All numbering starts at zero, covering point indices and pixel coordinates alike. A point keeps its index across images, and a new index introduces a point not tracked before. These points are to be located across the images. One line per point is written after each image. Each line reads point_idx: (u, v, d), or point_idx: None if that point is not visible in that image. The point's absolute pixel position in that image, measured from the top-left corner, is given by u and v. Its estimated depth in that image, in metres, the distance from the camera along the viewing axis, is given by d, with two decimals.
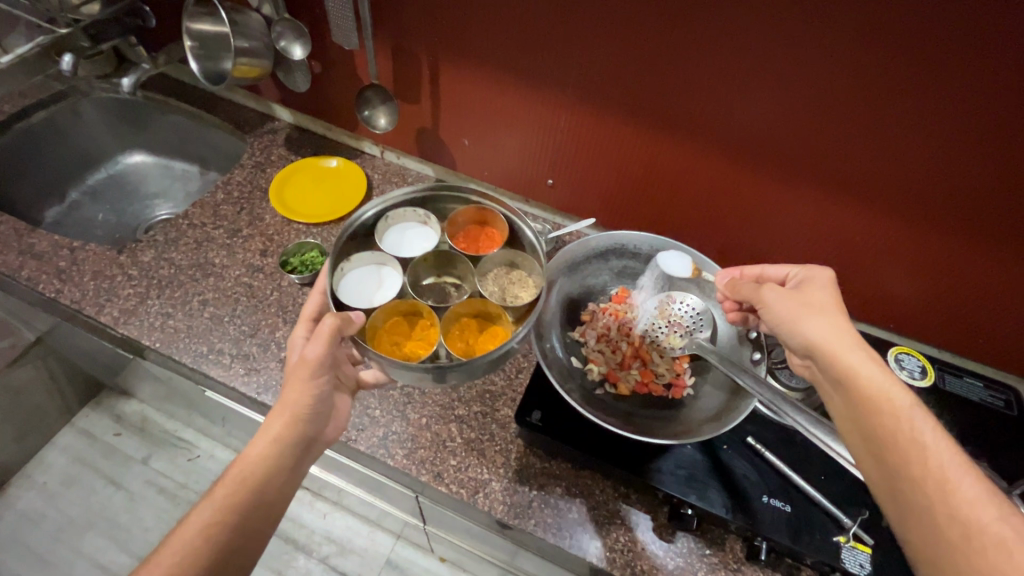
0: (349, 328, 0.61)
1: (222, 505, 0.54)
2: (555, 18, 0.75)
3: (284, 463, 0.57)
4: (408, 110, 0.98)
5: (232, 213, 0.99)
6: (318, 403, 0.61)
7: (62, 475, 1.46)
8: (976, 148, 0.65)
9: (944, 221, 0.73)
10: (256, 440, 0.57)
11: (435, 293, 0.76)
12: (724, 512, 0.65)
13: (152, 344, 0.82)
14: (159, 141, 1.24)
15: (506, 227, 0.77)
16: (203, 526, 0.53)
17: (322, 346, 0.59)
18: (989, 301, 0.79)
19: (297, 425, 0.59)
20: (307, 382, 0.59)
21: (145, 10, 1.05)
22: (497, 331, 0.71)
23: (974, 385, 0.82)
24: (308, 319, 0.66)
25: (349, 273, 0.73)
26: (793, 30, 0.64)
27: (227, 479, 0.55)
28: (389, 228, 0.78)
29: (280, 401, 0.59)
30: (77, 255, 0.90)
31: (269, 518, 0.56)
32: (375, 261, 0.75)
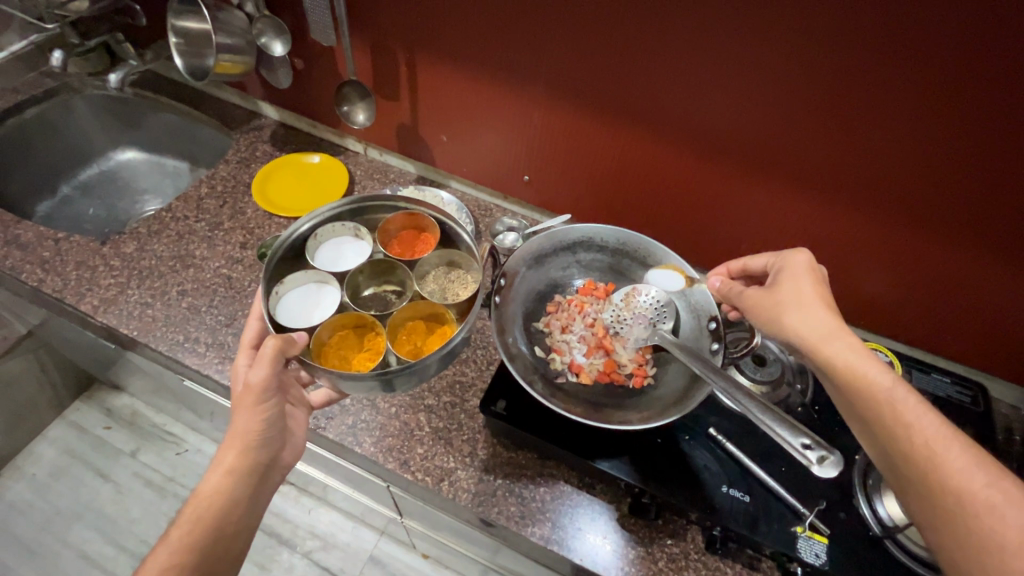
0: (292, 349, 0.58)
1: (180, 543, 0.55)
2: (524, 16, 0.77)
3: (238, 496, 0.58)
4: (388, 107, 1.00)
5: (215, 207, 1.01)
6: (268, 428, 0.60)
7: (52, 467, 1.47)
8: (938, 142, 0.66)
9: (921, 219, 0.74)
10: (210, 474, 0.57)
11: (377, 303, 0.78)
12: (683, 501, 0.66)
13: (129, 333, 0.84)
14: (149, 138, 1.27)
15: (439, 229, 0.79)
16: (162, 567, 0.54)
17: (264, 371, 0.57)
18: (964, 301, 0.79)
19: (249, 454, 0.59)
20: (253, 410, 0.58)
21: (135, 9, 1.08)
22: (444, 331, 0.73)
23: (941, 381, 0.83)
24: (251, 345, 0.68)
25: (285, 296, 0.71)
26: (752, 25, 0.65)
27: (184, 519, 0.57)
28: (320, 245, 0.78)
29: (229, 430, 0.58)
30: (61, 246, 0.92)
31: (232, 550, 0.58)
32: (313, 280, 0.74)
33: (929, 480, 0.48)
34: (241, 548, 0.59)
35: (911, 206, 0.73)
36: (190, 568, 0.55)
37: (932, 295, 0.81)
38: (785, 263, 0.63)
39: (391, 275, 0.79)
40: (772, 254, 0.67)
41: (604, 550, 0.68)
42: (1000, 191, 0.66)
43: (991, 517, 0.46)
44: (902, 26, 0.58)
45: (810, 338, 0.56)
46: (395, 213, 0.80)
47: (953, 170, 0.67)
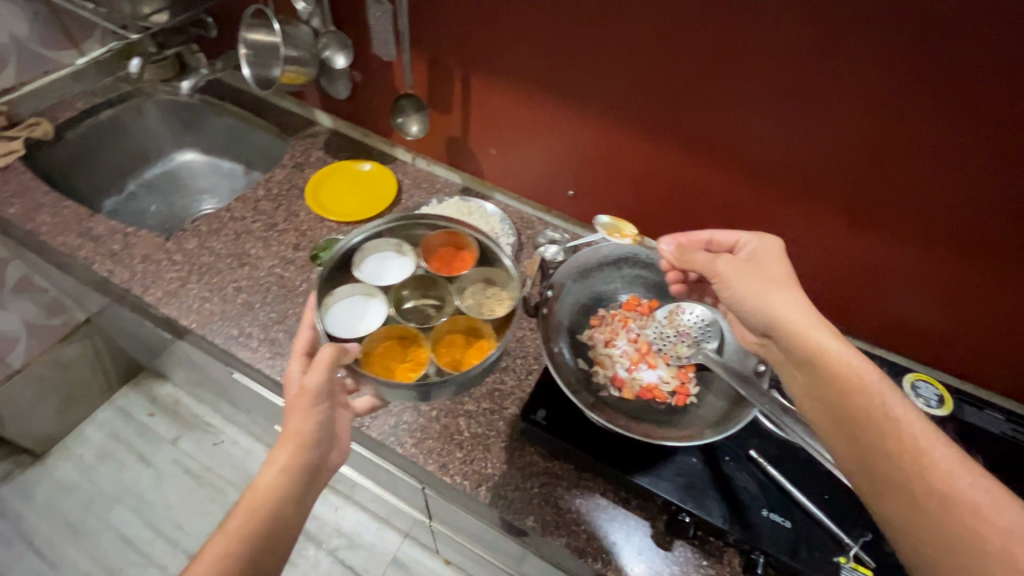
0: (347, 357, 0.62)
1: (236, 535, 0.57)
2: (580, 35, 0.79)
3: (291, 493, 0.60)
4: (440, 119, 1.04)
5: (271, 208, 1.06)
6: (321, 430, 0.62)
7: (97, 449, 1.54)
8: (994, 165, 0.64)
9: (967, 249, 0.72)
10: (266, 470, 0.59)
11: (416, 316, 0.79)
12: (721, 521, 0.66)
13: (189, 324, 0.88)
14: (210, 141, 1.33)
15: (477, 247, 0.80)
16: (220, 557, 0.56)
17: (321, 376, 0.60)
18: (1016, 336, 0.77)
19: (302, 453, 0.61)
20: (308, 411, 0.61)
21: (208, 22, 1.17)
22: (479, 345, 0.74)
23: (995, 417, 0.81)
24: (302, 353, 0.65)
25: (335, 306, 0.74)
26: (807, 42, 0.65)
27: (240, 512, 0.58)
28: (366, 258, 0.80)
29: (284, 430, 0.61)
30: (129, 240, 0.98)
31: (281, 546, 0.59)
32: (359, 292, 0.76)
33: (912, 478, 0.47)
34: (289, 545, 0.61)
35: (958, 234, 0.72)
36: (244, 557, 0.56)
37: (982, 328, 0.79)
38: (758, 245, 0.68)
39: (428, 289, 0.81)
40: (750, 235, 0.70)
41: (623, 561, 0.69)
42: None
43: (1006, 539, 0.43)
44: (955, 52, 0.59)
45: (800, 326, 0.56)
46: (435, 231, 0.82)
47: (1002, 199, 0.66)
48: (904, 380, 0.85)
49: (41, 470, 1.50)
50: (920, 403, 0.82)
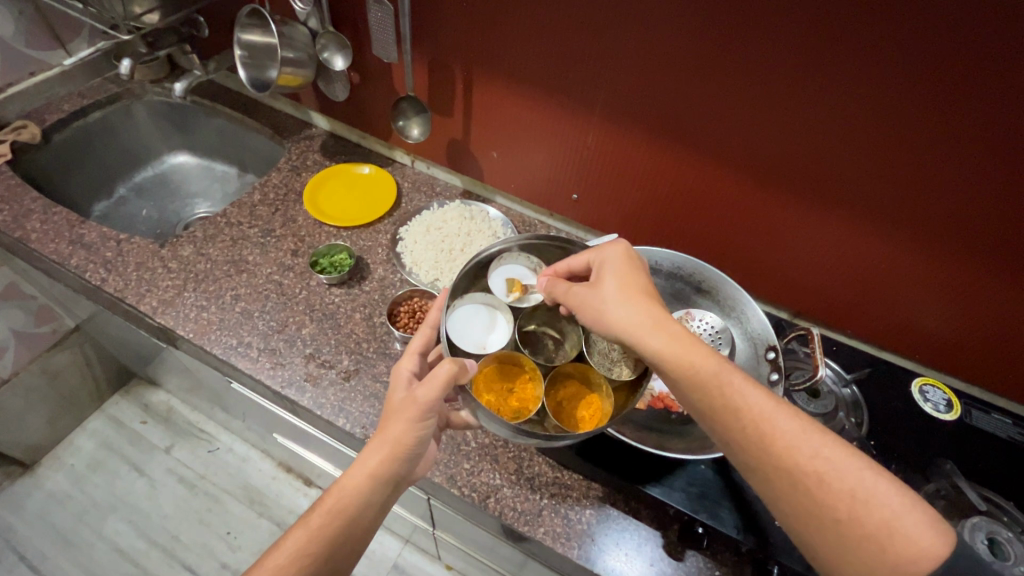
0: (463, 377, 0.58)
1: (316, 533, 0.55)
2: (584, 37, 0.78)
3: (375, 500, 0.58)
4: (441, 122, 1.02)
5: (268, 213, 1.04)
6: (418, 444, 0.59)
7: (89, 459, 1.50)
8: (990, 169, 0.64)
9: (983, 253, 0.71)
10: (356, 470, 0.57)
11: (534, 344, 0.70)
12: (735, 532, 0.65)
13: (186, 334, 0.86)
14: (202, 143, 1.30)
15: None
16: (299, 553, 0.54)
17: (436, 390, 0.57)
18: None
19: (394, 462, 0.58)
20: (415, 422, 0.58)
21: (199, 21, 1.13)
22: (593, 402, 0.64)
23: (1002, 422, 0.83)
24: (416, 351, 0.68)
25: (460, 309, 0.69)
26: (808, 48, 0.65)
27: (324, 508, 0.56)
28: (501, 271, 0.73)
29: (383, 435, 0.58)
30: (122, 247, 0.95)
31: (352, 553, 0.57)
32: (485, 303, 0.70)
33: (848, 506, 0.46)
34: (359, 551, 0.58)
35: (971, 239, 0.71)
36: (319, 559, 0.54)
37: (989, 330, 0.79)
38: (602, 261, 0.61)
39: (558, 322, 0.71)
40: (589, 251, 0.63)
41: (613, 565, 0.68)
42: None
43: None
44: (961, 56, 0.58)
45: (676, 360, 0.54)
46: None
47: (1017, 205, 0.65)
48: (912, 385, 0.85)
49: (31, 481, 1.46)
50: (929, 409, 0.83)
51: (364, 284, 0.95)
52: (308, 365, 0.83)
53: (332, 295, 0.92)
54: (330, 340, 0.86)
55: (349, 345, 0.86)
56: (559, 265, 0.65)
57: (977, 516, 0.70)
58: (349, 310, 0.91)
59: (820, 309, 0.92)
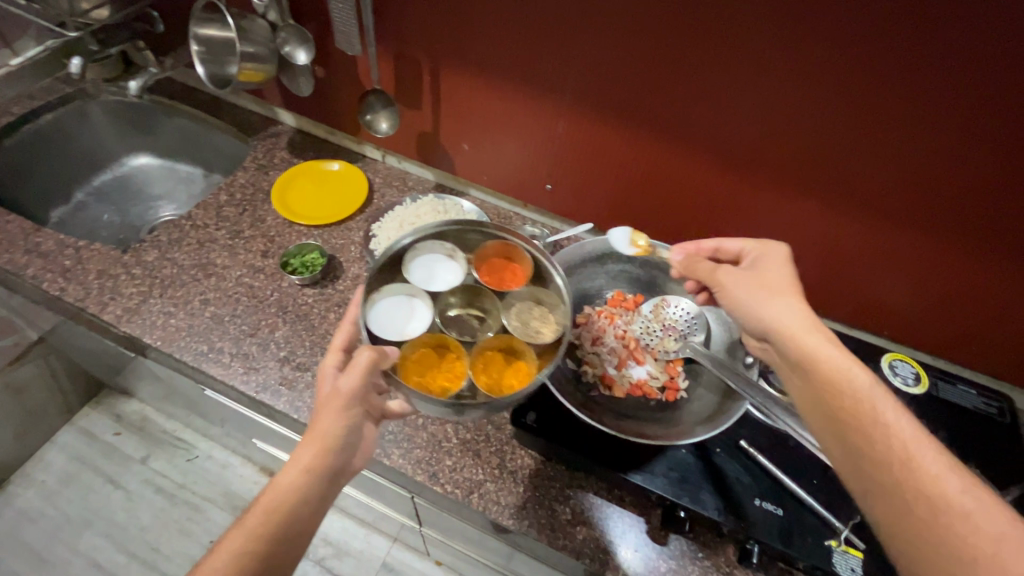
0: (385, 363, 0.58)
1: (254, 533, 0.52)
2: (552, 24, 0.76)
3: (313, 495, 0.55)
4: (411, 115, 1.00)
5: (235, 214, 1.01)
6: (349, 434, 0.58)
7: (61, 474, 1.46)
8: (962, 149, 0.65)
9: (964, 232, 0.72)
10: (288, 467, 0.54)
11: (458, 324, 0.72)
12: (716, 514, 0.66)
13: (153, 342, 0.83)
14: (164, 144, 1.26)
15: (533, 265, 0.71)
16: (231, 557, 0.50)
17: (356, 380, 0.57)
18: (999, 314, 0.79)
19: (329, 454, 0.56)
20: (341, 412, 0.57)
21: (152, 15, 1.08)
22: (520, 368, 0.66)
23: (968, 393, 0.83)
24: (339, 348, 0.63)
25: (380, 302, 0.69)
26: (780, 34, 0.65)
27: (260, 507, 0.53)
28: (415, 258, 0.73)
29: (313, 429, 0.56)
30: (81, 254, 0.92)
31: (290, 557, 0.53)
32: (403, 291, 0.71)
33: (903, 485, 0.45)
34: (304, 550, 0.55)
35: (952, 219, 0.72)
36: (255, 562, 0.51)
37: (960, 306, 0.81)
38: (762, 254, 0.66)
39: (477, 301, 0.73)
40: (750, 242, 0.68)
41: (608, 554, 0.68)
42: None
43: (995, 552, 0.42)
44: (930, 39, 0.59)
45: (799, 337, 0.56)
46: (491, 240, 0.74)
47: (999, 184, 0.66)
48: (882, 361, 0.85)
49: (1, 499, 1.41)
50: (898, 383, 0.83)
51: (338, 283, 0.93)
52: (283, 368, 0.81)
53: (305, 296, 0.90)
54: (306, 342, 0.85)
55: (325, 346, 0.84)
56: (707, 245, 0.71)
57: None
58: (324, 310, 0.89)
59: None
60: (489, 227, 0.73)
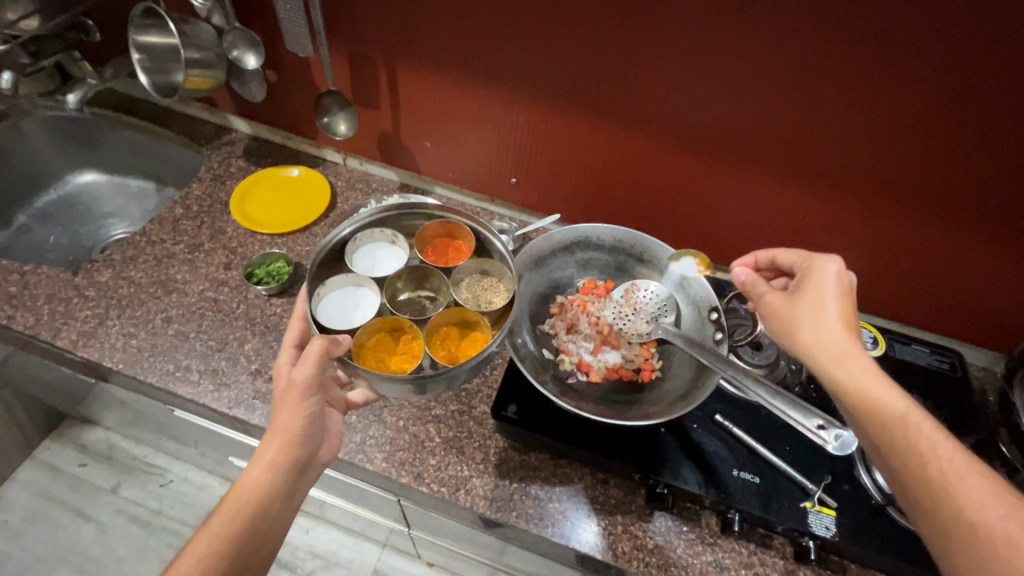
0: (338, 350, 0.58)
1: (220, 534, 0.52)
2: (505, 16, 0.76)
3: (280, 491, 0.55)
4: (370, 116, 0.98)
5: (192, 227, 0.97)
6: (310, 425, 0.58)
7: (25, 512, 1.39)
8: (907, 125, 0.69)
9: (917, 203, 0.76)
10: (250, 467, 0.54)
11: (410, 307, 0.74)
12: (697, 488, 0.68)
13: (114, 366, 0.80)
14: (111, 159, 1.21)
15: (473, 238, 0.75)
16: (199, 560, 0.51)
17: (310, 369, 0.56)
18: (949, 279, 0.83)
19: (290, 449, 0.56)
20: (298, 405, 0.56)
21: (88, 25, 1.02)
22: (475, 337, 0.70)
23: (922, 351, 0.88)
24: (292, 346, 0.63)
25: (328, 296, 0.71)
26: (725, 21, 0.67)
27: (224, 508, 0.53)
28: (359, 250, 0.76)
29: (271, 426, 0.56)
30: (29, 279, 0.87)
31: (265, 550, 0.55)
32: (350, 282, 0.73)
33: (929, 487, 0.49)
34: (273, 545, 0.56)
35: (906, 192, 0.76)
36: (226, 560, 0.52)
37: (912, 272, 0.85)
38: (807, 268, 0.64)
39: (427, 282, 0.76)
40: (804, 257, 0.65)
41: (596, 535, 0.70)
42: (991, 179, 0.70)
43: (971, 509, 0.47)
44: (866, 22, 0.62)
45: (829, 366, 0.55)
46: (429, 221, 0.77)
47: (948, 157, 0.70)
48: None
49: None
50: None
51: None
52: (255, 381, 0.79)
53: (273, 306, 0.88)
54: (276, 352, 0.83)
55: None
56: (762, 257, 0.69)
57: None
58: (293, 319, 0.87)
59: None
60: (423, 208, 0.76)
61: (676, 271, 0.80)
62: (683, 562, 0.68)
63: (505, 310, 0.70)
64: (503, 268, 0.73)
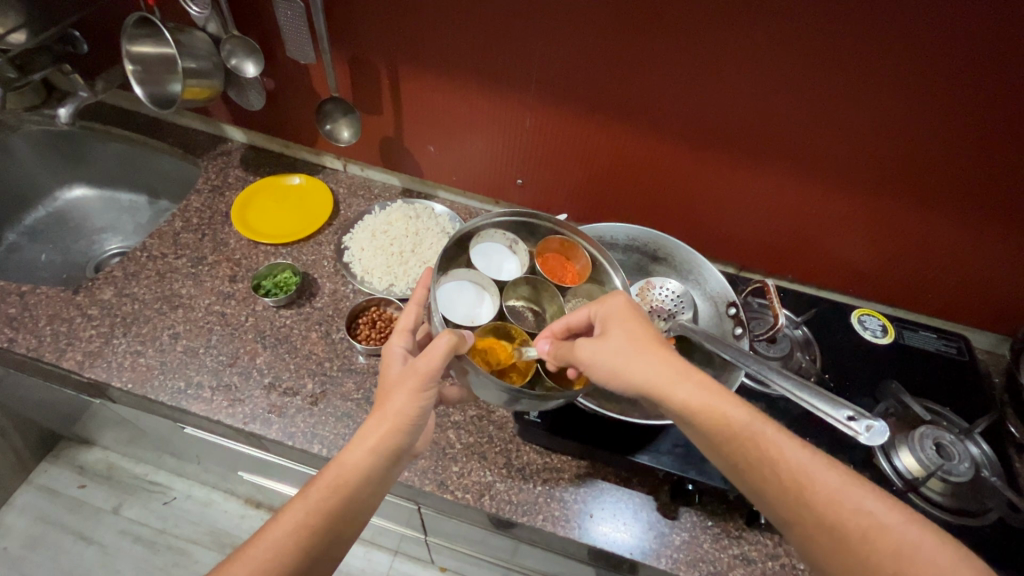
0: (463, 347, 0.56)
1: (316, 506, 0.52)
2: (512, 17, 0.76)
3: (377, 476, 0.55)
4: (371, 121, 0.97)
5: (194, 240, 0.95)
6: (420, 416, 0.57)
7: (24, 537, 1.35)
8: (910, 118, 0.70)
9: (918, 192, 0.78)
10: (356, 446, 0.54)
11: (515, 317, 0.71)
12: (722, 482, 0.68)
13: (122, 385, 0.78)
14: (102, 173, 1.18)
15: (589, 263, 0.70)
16: (294, 529, 0.51)
17: (435, 363, 0.55)
18: (951, 265, 0.85)
19: (395, 436, 0.55)
20: (416, 393, 0.56)
21: (75, 35, 0.99)
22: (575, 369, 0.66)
23: (929, 337, 0.90)
24: (405, 329, 0.64)
25: (444, 284, 0.68)
26: (732, 20, 0.68)
27: (324, 481, 0.53)
28: (480, 246, 0.72)
29: (383, 409, 0.55)
30: (28, 300, 0.85)
31: (349, 532, 0.54)
32: (470, 280, 0.70)
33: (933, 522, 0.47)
34: (359, 525, 0.55)
35: (907, 181, 0.77)
36: (318, 534, 0.51)
37: (916, 261, 0.87)
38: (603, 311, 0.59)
39: (539, 296, 0.72)
40: (632, 325, 0.58)
41: (617, 533, 0.70)
42: (992, 166, 0.71)
43: (926, 547, 0.45)
44: (872, 18, 0.63)
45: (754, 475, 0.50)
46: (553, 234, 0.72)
47: (948, 144, 0.71)
48: (852, 317, 0.91)
49: None
50: (868, 336, 0.89)
51: (315, 300, 0.90)
52: (271, 394, 0.78)
53: (281, 318, 0.87)
54: (290, 365, 0.81)
55: (311, 367, 0.82)
56: (557, 325, 0.62)
57: (924, 426, 0.75)
58: (304, 330, 0.86)
59: (766, 262, 0.98)
60: (545, 220, 0.71)
61: (690, 268, 0.82)
62: (711, 557, 0.69)
63: None
64: None
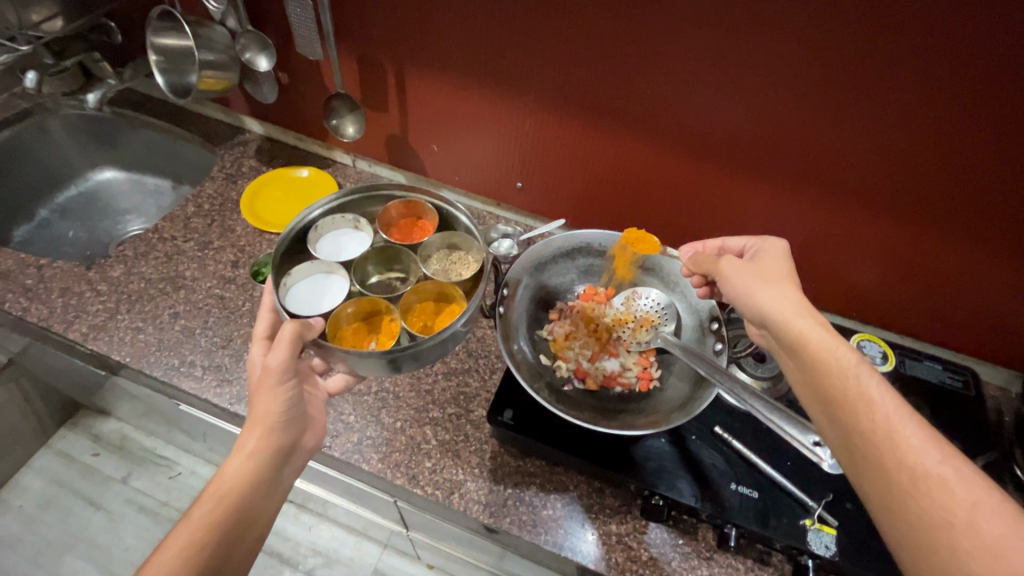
0: (310, 332, 0.61)
1: (203, 521, 0.53)
2: (513, 21, 0.77)
3: (261, 477, 0.57)
4: (378, 119, 0.99)
5: (203, 225, 0.99)
6: (290, 409, 0.61)
7: (40, 498, 1.42)
8: (908, 136, 0.68)
9: (919, 211, 0.75)
10: (232, 458, 0.56)
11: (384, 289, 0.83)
12: (693, 501, 0.67)
13: (121, 359, 0.81)
14: (130, 157, 1.23)
15: (436, 215, 0.85)
16: (182, 548, 0.52)
17: (284, 353, 0.59)
18: (956, 292, 0.81)
19: (271, 436, 0.59)
20: (274, 390, 0.59)
21: (111, 26, 1.05)
22: (451, 309, 0.78)
23: (933, 367, 0.85)
24: (263, 338, 0.68)
25: (294, 286, 0.76)
26: (724, 31, 0.67)
27: (206, 500, 0.55)
28: (321, 237, 0.82)
29: (250, 415, 0.58)
30: (45, 273, 0.90)
31: (248, 538, 0.56)
32: (320, 270, 0.78)
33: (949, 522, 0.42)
34: (258, 531, 0.57)
35: (907, 199, 0.74)
36: (211, 547, 0.53)
37: (921, 286, 0.83)
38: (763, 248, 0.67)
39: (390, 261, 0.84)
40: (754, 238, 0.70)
41: (585, 544, 0.69)
42: (998, 187, 0.68)
43: None
44: (866, 34, 0.62)
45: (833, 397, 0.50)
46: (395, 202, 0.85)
47: (951, 164, 0.68)
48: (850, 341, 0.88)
49: None
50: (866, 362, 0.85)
51: None
52: None
53: None
54: None
55: None
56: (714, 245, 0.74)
57: None
58: None
59: None
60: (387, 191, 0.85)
61: (677, 279, 0.80)
62: None
63: (473, 279, 0.80)
64: (470, 240, 0.82)
